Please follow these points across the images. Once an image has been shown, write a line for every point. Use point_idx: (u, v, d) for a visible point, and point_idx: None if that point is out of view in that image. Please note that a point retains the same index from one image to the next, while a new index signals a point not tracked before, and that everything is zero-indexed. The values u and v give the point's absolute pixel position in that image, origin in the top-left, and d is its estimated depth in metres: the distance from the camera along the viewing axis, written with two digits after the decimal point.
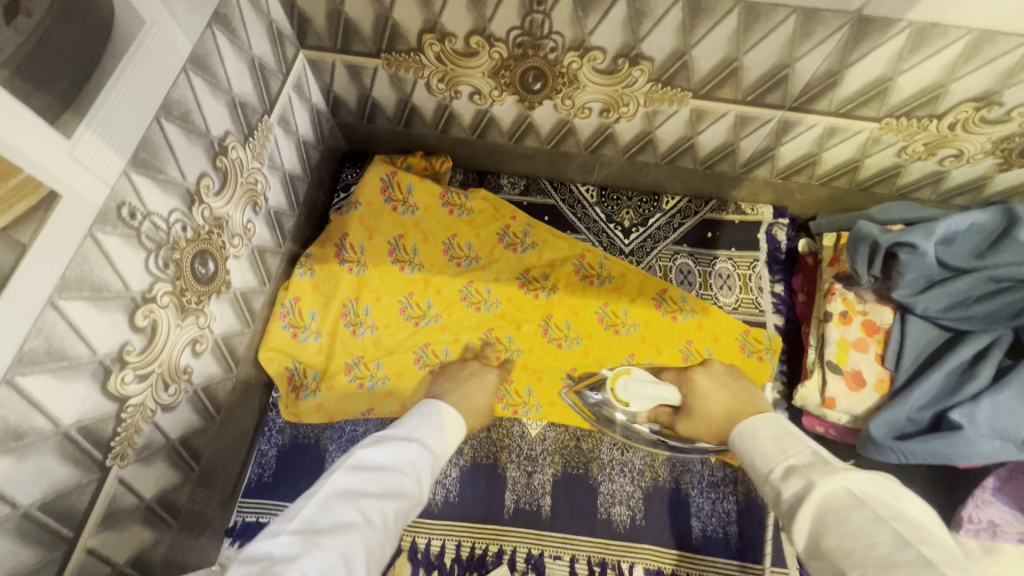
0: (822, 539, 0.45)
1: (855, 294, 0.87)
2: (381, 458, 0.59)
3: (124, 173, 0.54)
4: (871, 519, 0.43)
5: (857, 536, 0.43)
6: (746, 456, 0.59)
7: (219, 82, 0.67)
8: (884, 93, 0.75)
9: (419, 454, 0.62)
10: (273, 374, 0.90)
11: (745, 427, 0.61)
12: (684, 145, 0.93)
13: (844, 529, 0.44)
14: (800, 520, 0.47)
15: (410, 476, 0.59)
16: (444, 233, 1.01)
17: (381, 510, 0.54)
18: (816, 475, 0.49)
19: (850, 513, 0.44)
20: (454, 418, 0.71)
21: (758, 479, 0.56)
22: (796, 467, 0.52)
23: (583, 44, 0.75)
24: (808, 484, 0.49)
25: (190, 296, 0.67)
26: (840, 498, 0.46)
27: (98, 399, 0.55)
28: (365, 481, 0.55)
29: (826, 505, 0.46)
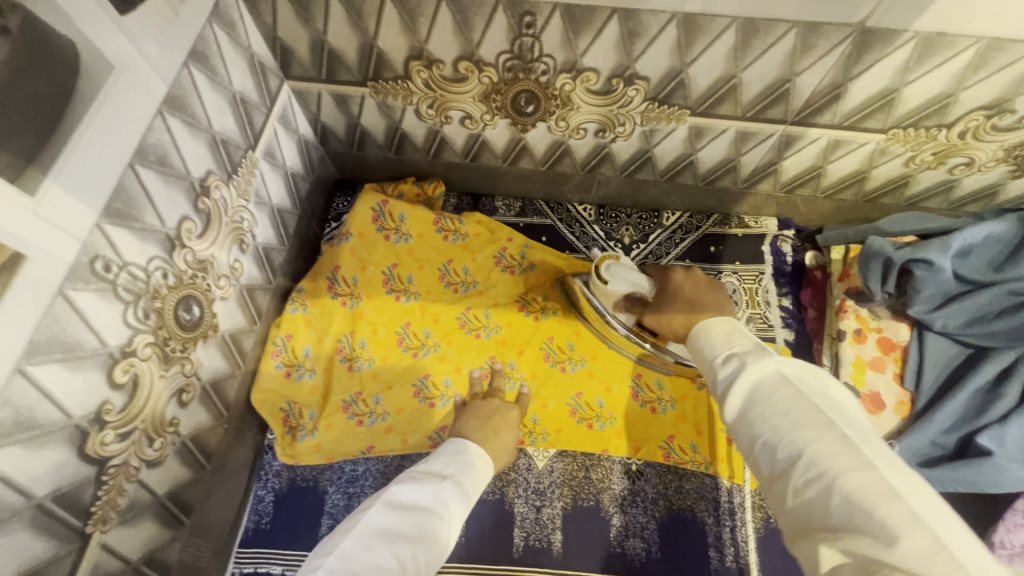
0: (748, 410, 0.47)
1: (868, 310, 0.83)
2: (413, 498, 0.58)
3: (96, 225, 0.51)
4: (793, 396, 0.45)
5: (778, 405, 0.45)
6: (699, 350, 0.57)
7: (198, 121, 0.64)
8: (890, 104, 0.72)
9: (452, 495, 0.61)
10: (267, 416, 0.86)
11: (703, 323, 0.58)
12: (684, 162, 0.90)
13: (768, 402, 0.46)
14: (732, 395, 0.48)
15: (443, 519, 0.57)
16: (440, 259, 0.98)
17: (415, 555, 0.52)
18: (751, 358, 0.50)
19: (775, 390, 0.46)
20: (482, 458, 0.68)
21: (703, 365, 0.56)
22: (737, 352, 0.52)
23: (575, 66, 0.73)
24: (739, 367, 0.50)
25: (174, 344, 0.64)
26: (769, 378, 0.48)
27: (75, 465, 0.52)
28: (398, 522, 0.55)
29: (754, 386, 0.48)
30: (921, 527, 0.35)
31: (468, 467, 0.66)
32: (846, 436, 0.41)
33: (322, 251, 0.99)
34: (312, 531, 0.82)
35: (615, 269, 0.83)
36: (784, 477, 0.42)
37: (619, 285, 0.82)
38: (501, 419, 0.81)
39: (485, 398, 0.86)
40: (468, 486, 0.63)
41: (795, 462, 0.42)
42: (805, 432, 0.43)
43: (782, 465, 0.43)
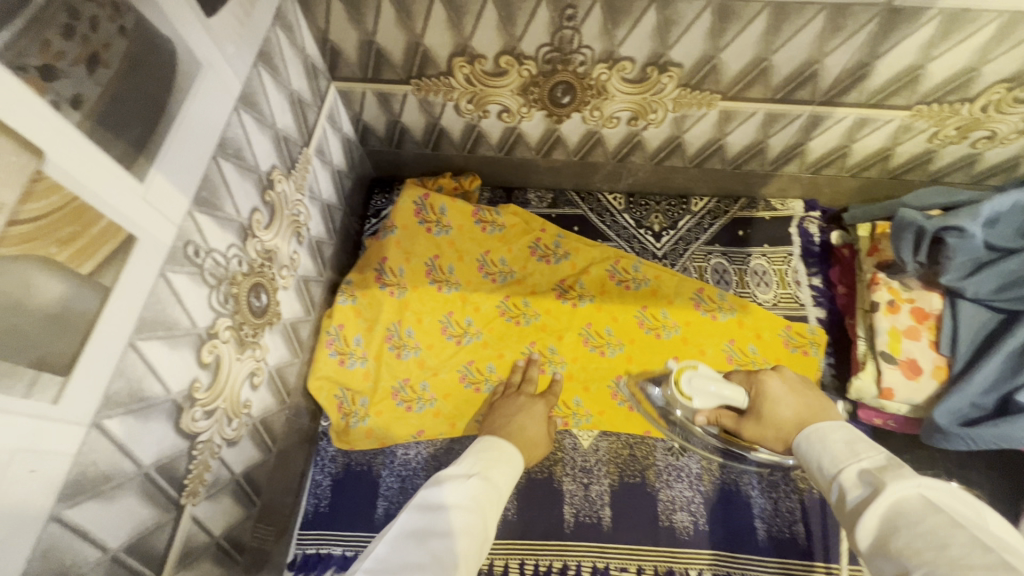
0: (890, 539, 0.45)
1: (899, 282, 0.86)
2: (445, 499, 0.60)
3: (188, 212, 0.55)
4: (952, 526, 0.42)
5: (932, 536, 0.42)
6: (812, 457, 0.60)
7: (265, 118, 0.68)
8: (915, 80, 0.76)
9: (481, 490, 0.63)
10: (323, 403, 0.90)
11: (815, 429, 0.62)
12: (713, 147, 0.94)
13: (917, 533, 0.43)
14: (867, 518, 0.47)
15: (475, 513, 0.60)
16: (478, 250, 1.02)
17: (450, 549, 0.54)
18: (888, 477, 0.49)
19: (925, 517, 0.44)
20: (506, 449, 0.73)
21: (822, 480, 0.57)
22: (869, 471, 0.52)
23: (612, 56, 0.77)
24: (877, 489, 0.49)
25: (247, 329, 0.68)
26: (914, 503, 0.46)
27: (173, 438, 0.56)
28: (427, 522, 0.57)
29: (897, 509, 0.46)
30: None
31: (495, 468, 0.69)
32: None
33: (366, 245, 1.03)
34: (370, 513, 0.85)
35: (693, 378, 0.80)
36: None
37: (706, 398, 0.79)
38: (527, 414, 0.85)
39: (509, 397, 0.89)
40: (494, 479, 0.67)
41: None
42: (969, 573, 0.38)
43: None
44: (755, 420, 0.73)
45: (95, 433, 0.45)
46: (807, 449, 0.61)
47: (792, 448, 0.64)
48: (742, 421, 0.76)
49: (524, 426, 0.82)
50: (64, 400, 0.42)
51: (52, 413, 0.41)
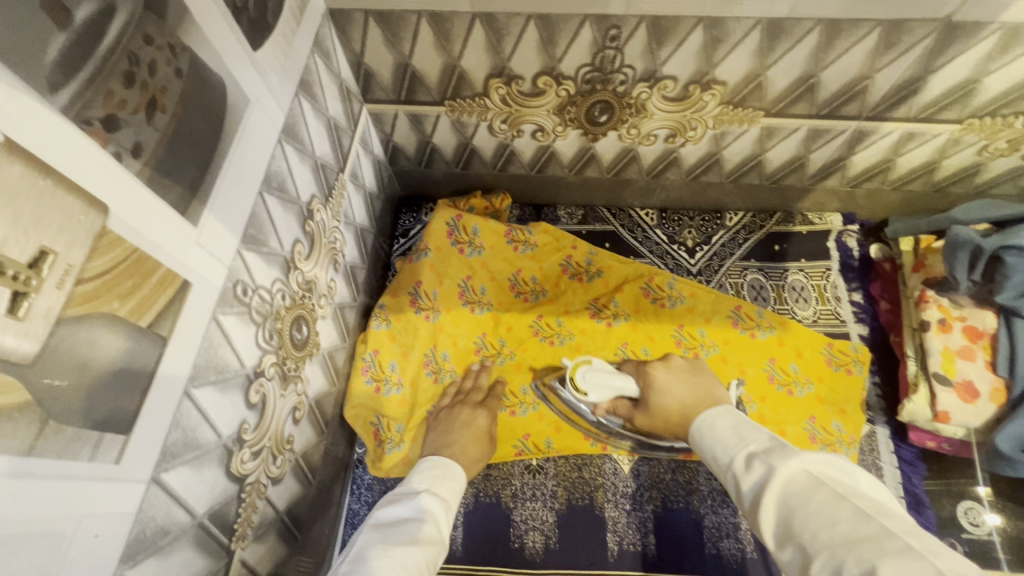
0: (789, 522, 0.48)
1: (949, 299, 0.84)
2: (399, 515, 0.63)
3: (237, 251, 0.53)
4: (836, 499, 0.46)
5: (823, 513, 0.46)
6: (707, 449, 0.64)
7: (305, 147, 0.67)
8: (969, 94, 0.73)
9: (431, 503, 0.66)
10: (359, 430, 0.89)
11: (704, 421, 0.66)
12: (752, 163, 0.91)
13: (808, 512, 0.47)
14: (766, 504, 0.51)
15: (428, 522, 0.63)
16: (509, 270, 1.00)
17: (411, 556, 0.56)
18: (775, 460, 0.53)
19: (809, 495, 0.48)
20: (450, 465, 0.75)
21: (719, 468, 0.61)
22: (757, 454, 0.56)
23: (654, 75, 0.75)
24: (769, 471, 0.53)
25: (290, 363, 0.66)
26: (800, 481, 0.50)
27: (224, 483, 0.54)
28: (381, 536, 0.59)
29: (788, 489, 0.50)
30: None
31: (440, 480, 0.71)
32: (904, 544, 0.41)
33: (398, 267, 1.01)
34: None
35: (589, 373, 0.86)
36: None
37: (600, 392, 0.85)
38: (471, 431, 0.85)
39: (452, 408, 0.88)
40: (441, 491, 0.69)
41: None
42: (863, 546, 0.42)
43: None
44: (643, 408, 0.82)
45: (154, 488, 0.44)
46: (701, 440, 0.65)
47: (689, 439, 0.68)
48: (636, 409, 0.84)
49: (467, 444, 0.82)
50: (126, 460, 0.40)
51: (115, 474, 0.40)
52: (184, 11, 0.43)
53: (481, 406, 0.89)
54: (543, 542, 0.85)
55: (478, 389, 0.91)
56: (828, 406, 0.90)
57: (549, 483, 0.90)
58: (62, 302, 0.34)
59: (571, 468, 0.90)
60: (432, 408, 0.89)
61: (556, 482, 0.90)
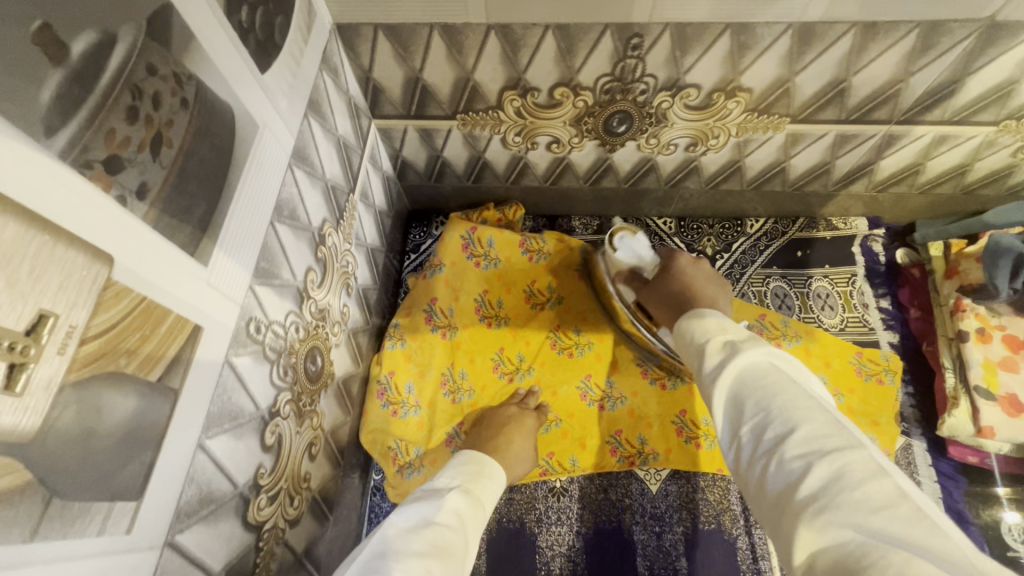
0: (739, 393, 0.46)
1: (986, 307, 0.80)
2: (424, 518, 0.57)
3: (249, 287, 0.50)
4: (788, 382, 0.45)
5: (771, 388, 0.45)
6: (685, 334, 0.59)
7: (315, 169, 0.63)
8: (1007, 96, 0.70)
9: (460, 504, 0.62)
10: (376, 456, 0.85)
11: (693, 312, 0.60)
12: (775, 169, 0.88)
13: (758, 387, 0.45)
14: (722, 379, 0.48)
15: (453, 528, 0.57)
16: (525, 281, 0.97)
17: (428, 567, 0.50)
18: (745, 344, 0.50)
19: (762, 373, 0.46)
20: (492, 466, 0.72)
21: (692, 351, 0.56)
22: (732, 338, 0.52)
23: (676, 83, 0.72)
24: (732, 353, 0.50)
25: (305, 398, 0.63)
26: (761, 366, 0.47)
27: (241, 534, 0.51)
28: (402, 544, 0.52)
29: (746, 372, 0.48)
30: (907, 499, 0.35)
31: (475, 479, 0.68)
32: (835, 419, 0.41)
33: (410, 284, 0.98)
34: None
35: (628, 239, 0.82)
36: (768, 455, 0.41)
37: (624, 257, 0.82)
38: (519, 424, 0.83)
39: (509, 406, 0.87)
40: (473, 488, 0.66)
41: (785, 438, 0.41)
42: (798, 413, 0.42)
43: (767, 443, 0.42)
44: (649, 286, 0.78)
45: (169, 552, 0.41)
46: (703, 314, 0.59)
47: (674, 328, 0.63)
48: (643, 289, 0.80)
49: (515, 444, 0.80)
50: (138, 527, 0.37)
51: (126, 544, 0.36)
52: (190, 38, 0.40)
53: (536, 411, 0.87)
54: (571, 569, 0.82)
55: (531, 397, 0.90)
56: (861, 417, 0.87)
57: (574, 506, 0.86)
58: (64, 368, 0.30)
59: (597, 489, 0.87)
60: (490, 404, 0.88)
61: (581, 504, 0.86)
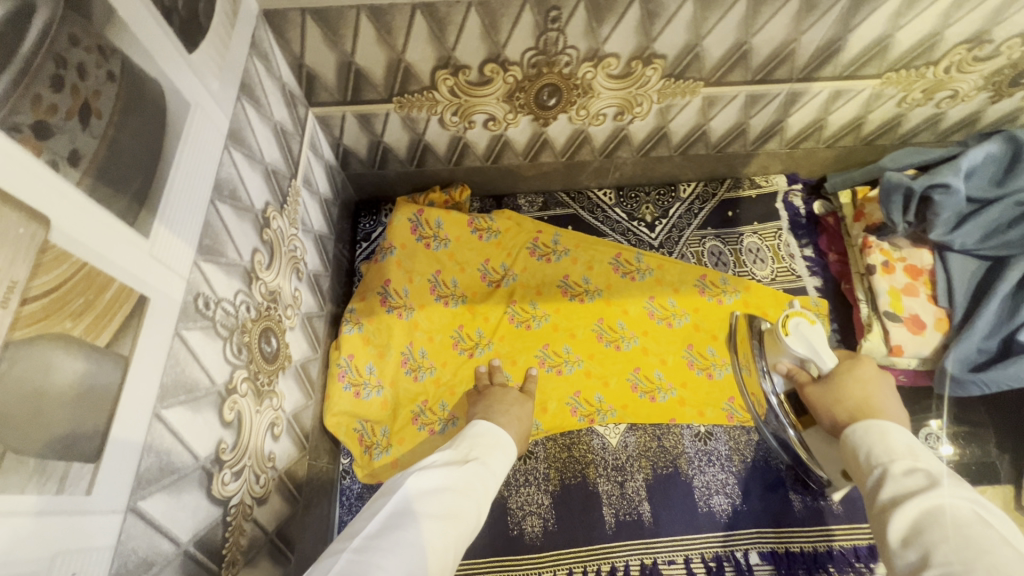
0: (927, 532, 0.47)
1: (889, 243, 0.90)
2: (444, 483, 0.65)
3: (194, 262, 0.51)
4: (999, 544, 0.45)
5: (979, 543, 0.44)
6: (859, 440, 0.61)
7: (253, 153, 0.64)
8: (884, 50, 0.79)
9: (481, 473, 0.70)
10: (342, 439, 0.86)
11: (878, 424, 0.61)
12: (697, 133, 0.95)
13: (962, 536, 0.45)
14: (906, 512, 0.50)
15: (468, 497, 0.65)
16: (478, 260, 1.01)
17: (445, 533, 0.59)
18: (943, 484, 0.51)
19: (964, 525, 0.46)
20: (503, 439, 0.78)
21: (864, 463, 0.59)
22: (924, 470, 0.54)
23: (597, 53, 0.77)
24: (928, 487, 0.51)
25: (263, 377, 0.64)
26: (962, 513, 0.48)
27: (207, 507, 0.51)
28: (422, 505, 0.61)
29: (941, 512, 0.48)
30: None
31: (492, 453, 0.74)
32: None
33: (363, 271, 0.99)
34: None
35: (803, 328, 0.73)
36: None
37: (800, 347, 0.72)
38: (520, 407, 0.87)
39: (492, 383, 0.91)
40: (493, 464, 0.73)
41: None
42: None
43: None
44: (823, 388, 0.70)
45: (132, 518, 0.41)
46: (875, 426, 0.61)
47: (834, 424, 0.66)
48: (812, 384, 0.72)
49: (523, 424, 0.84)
50: (98, 489, 0.38)
51: (89, 505, 0.37)
52: (111, 11, 0.41)
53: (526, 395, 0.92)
54: (541, 525, 0.85)
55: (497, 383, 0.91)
56: None
57: (540, 467, 0.89)
58: (9, 323, 0.31)
59: (560, 448, 0.90)
60: (473, 383, 0.92)
61: (547, 464, 0.89)
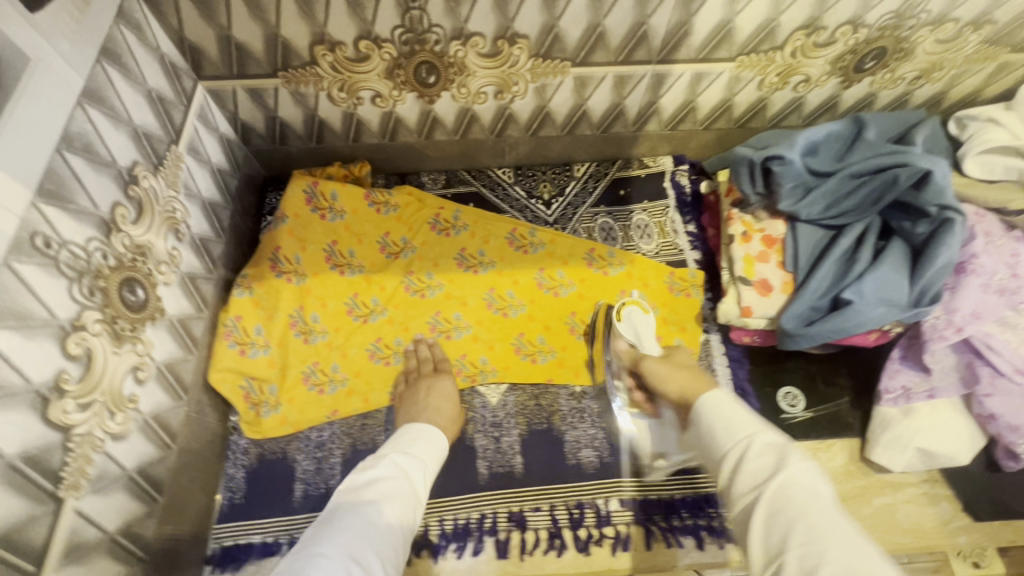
0: (782, 516, 0.52)
1: (751, 215, 0.96)
2: (367, 477, 0.71)
3: (32, 204, 0.55)
4: (834, 517, 0.51)
5: (823, 521, 0.50)
6: (711, 420, 0.65)
7: (118, 113, 0.69)
8: (729, 35, 0.86)
9: (403, 461, 0.75)
10: (227, 395, 0.90)
11: (721, 399, 0.66)
12: (578, 113, 1.02)
13: (809, 514, 0.51)
14: (762, 498, 0.54)
15: (396, 481, 0.71)
16: (377, 232, 1.06)
17: (378, 515, 0.65)
18: (784, 458, 0.57)
19: (807, 502, 0.52)
20: (426, 426, 0.83)
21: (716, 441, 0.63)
22: (768, 446, 0.59)
23: (463, 32, 0.83)
24: (776, 466, 0.56)
25: (123, 323, 0.68)
26: (801, 488, 0.53)
27: (41, 429, 0.56)
28: (354, 497, 0.67)
29: (788, 490, 0.54)
30: None
31: (415, 441, 0.79)
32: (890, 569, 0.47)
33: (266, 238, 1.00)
34: (286, 502, 0.87)
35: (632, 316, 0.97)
36: None
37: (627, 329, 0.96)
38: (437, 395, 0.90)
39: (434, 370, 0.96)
40: (415, 450, 0.77)
41: None
42: (855, 559, 0.47)
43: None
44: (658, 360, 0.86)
45: None
46: (717, 402, 0.66)
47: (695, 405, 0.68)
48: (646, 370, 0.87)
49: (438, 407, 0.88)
50: None
51: None
52: None
53: (437, 373, 0.95)
54: None
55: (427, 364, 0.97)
56: (672, 326, 1.02)
57: None
58: None
59: None
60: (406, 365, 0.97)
61: None
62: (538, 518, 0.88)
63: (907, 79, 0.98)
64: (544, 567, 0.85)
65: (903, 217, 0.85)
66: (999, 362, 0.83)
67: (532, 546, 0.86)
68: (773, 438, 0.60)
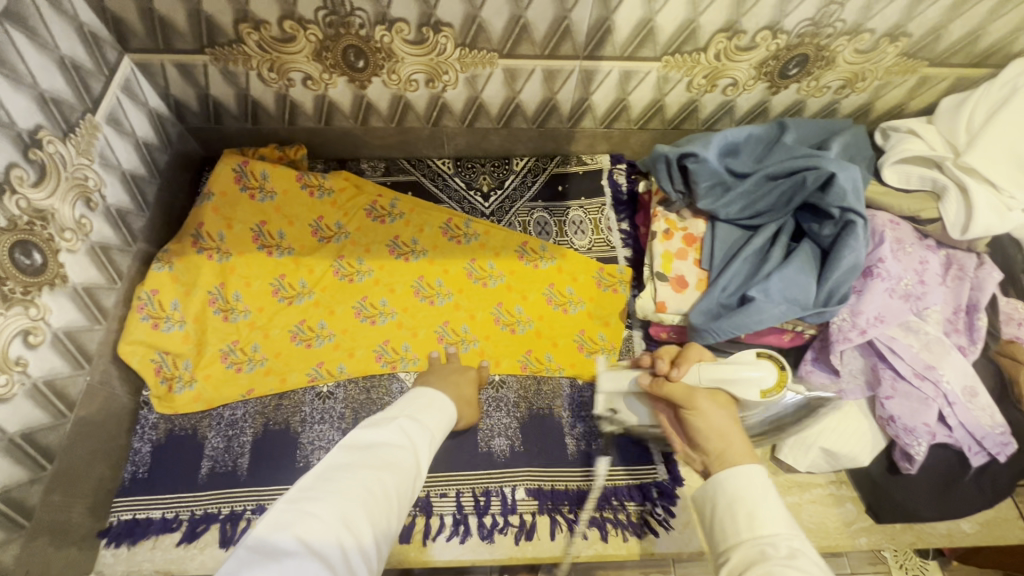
0: None
1: (675, 214, 0.98)
2: (373, 437, 0.62)
3: None
4: None
5: None
6: (727, 508, 0.57)
7: (20, 76, 0.69)
8: (651, 33, 0.88)
9: (411, 428, 0.66)
10: (137, 368, 0.90)
11: (744, 480, 0.57)
12: (512, 106, 1.03)
13: None
14: None
15: (405, 448, 0.63)
16: (310, 215, 1.06)
17: (381, 480, 0.57)
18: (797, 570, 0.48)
19: None
20: (439, 400, 0.75)
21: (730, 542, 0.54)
22: (790, 555, 0.50)
23: (386, 17, 0.84)
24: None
25: (13, 285, 0.68)
26: None
27: None
28: (354, 458, 0.59)
29: None
30: None
31: (425, 410, 0.71)
32: None
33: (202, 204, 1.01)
34: (191, 476, 0.86)
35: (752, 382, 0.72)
36: None
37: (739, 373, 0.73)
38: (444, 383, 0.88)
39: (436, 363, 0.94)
40: (425, 418, 0.69)
41: None
42: None
43: None
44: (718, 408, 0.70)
45: None
46: (728, 480, 0.58)
47: (717, 476, 0.60)
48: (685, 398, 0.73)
49: (459, 387, 0.88)
50: None
51: None
52: None
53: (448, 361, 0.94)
54: None
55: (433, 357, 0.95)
56: (597, 320, 1.03)
57: (338, 407, 0.93)
58: None
59: (360, 390, 0.95)
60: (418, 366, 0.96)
61: (344, 405, 0.94)
62: (444, 503, 0.87)
63: (832, 88, 1.00)
64: (446, 553, 0.84)
65: (812, 219, 0.87)
66: (900, 365, 0.83)
67: (436, 532, 0.85)
68: (794, 544, 0.51)
